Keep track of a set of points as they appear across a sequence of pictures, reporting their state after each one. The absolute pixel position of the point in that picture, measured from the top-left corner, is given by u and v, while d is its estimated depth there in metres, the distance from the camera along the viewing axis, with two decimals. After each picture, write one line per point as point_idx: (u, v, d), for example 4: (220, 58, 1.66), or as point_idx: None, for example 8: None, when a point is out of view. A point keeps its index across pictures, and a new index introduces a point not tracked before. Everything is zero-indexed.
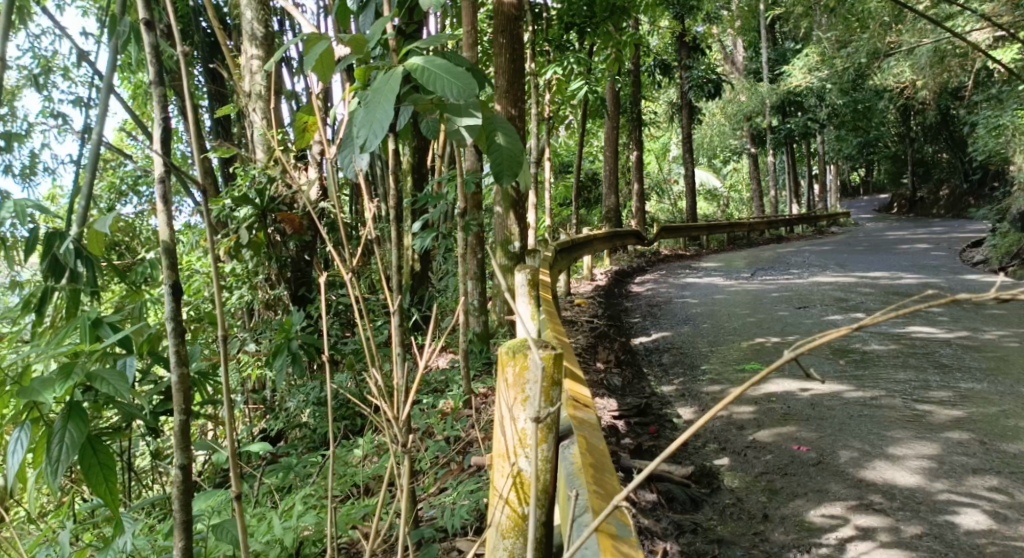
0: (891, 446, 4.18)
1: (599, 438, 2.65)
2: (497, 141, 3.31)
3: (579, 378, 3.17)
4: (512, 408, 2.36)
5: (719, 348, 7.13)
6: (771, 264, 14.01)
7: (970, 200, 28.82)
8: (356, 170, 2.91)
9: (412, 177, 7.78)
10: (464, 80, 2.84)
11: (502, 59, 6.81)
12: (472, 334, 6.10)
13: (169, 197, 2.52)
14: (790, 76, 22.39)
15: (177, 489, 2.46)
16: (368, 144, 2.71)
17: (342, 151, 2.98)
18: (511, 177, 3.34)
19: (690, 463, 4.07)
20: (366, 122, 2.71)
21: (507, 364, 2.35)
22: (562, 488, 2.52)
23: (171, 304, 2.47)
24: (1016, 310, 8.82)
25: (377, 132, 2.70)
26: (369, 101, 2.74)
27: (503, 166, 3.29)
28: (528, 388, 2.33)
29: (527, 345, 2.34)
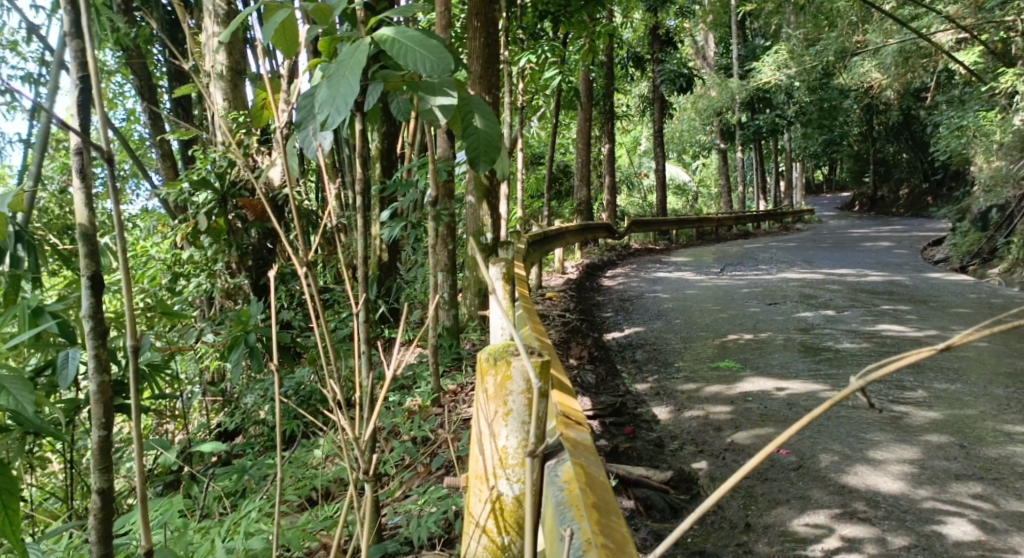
0: (871, 449, 4.05)
1: (596, 461, 2.31)
2: (474, 123, 3.12)
3: (567, 388, 2.80)
4: (494, 422, 2.34)
5: (693, 345, 7.01)
6: (740, 260, 13.96)
7: (928, 200, 29.18)
8: (318, 150, 2.68)
9: (381, 164, 7.56)
10: (438, 54, 2.64)
11: (477, 42, 6.60)
12: (442, 329, 5.89)
13: (87, 173, 2.29)
14: (759, 72, 22.44)
15: (96, 515, 2.33)
16: (330, 122, 2.50)
17: (303, 127, 2.74)
18: (488, 163, 3.12)
19: (668, 467, 3.93)
20: (328, 98, 2.50)
21: (489, 373, 2.35)
22: (551, 524, 2.16)
23: (89, 300, 2.28)
24: (982, 309, 8.83)
25: (340, 109, 2.49)
26: (332, 74, 2.53)
27: (481, 151, 3.08)
28: (510, 399, 2.30)
29: (510, 355, 2.32)
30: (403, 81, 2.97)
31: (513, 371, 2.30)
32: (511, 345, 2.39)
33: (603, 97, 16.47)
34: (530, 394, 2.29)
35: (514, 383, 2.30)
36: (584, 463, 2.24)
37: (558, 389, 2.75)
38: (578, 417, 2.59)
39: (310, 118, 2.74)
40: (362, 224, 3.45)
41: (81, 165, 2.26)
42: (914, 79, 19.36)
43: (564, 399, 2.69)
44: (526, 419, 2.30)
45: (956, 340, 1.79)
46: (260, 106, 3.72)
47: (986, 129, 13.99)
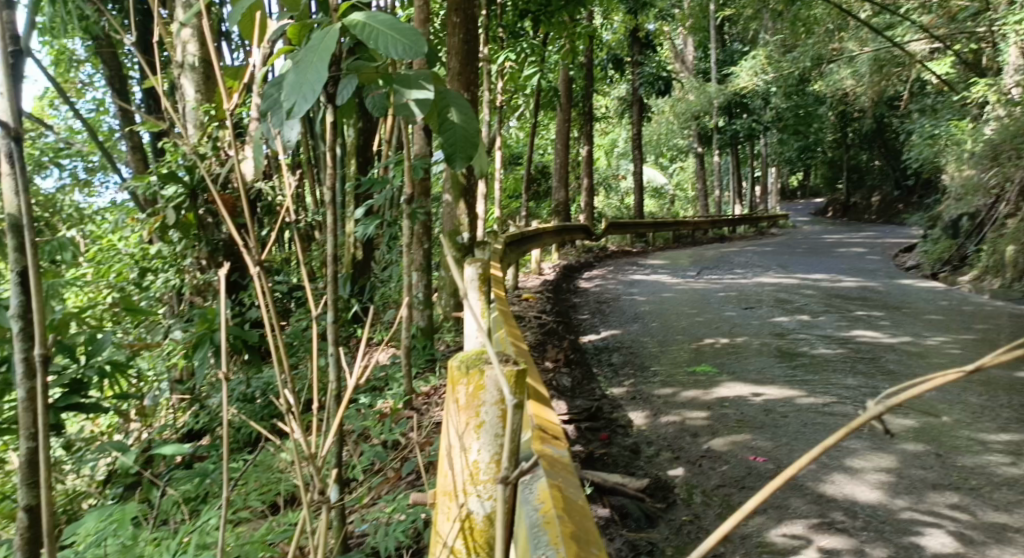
0: (848, 458, 4.01)
1: (574, 480, 2.25)
2: (450, 117, 3.03)
3: (543, 401, 2.72)
4: (464, 434, 2.25)
5: (669, 349, 6.96)
6: (716, 264, 13.98)
7: (901, 207, 29.51)
8: (285, 143, 2.55)
9: (357, 161, 7.49)
10: (410, 37, 2.54)
11: (456, 39, 6.52)
12: (416, 330, 5.79)
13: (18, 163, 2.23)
14: (737, 77, 22.51)
15: (24, 527, 2.41)
16: (297, 110, 2.39)
17: (268, 116, 2.60)
18: (463, 161, 3.08)
19: (645, 475, 3.86)
20: (294, 85, 2.40)
21: (460, 382, 2.26)
22: (524, 545, 2.08)
23: (23, 301, 2.28)
24: (955, 316, 8.87)
25: (308, 97, 2.38)
26: (300, 61, 2.43)
27: (457, 147, 3.02)
28: (483, 410, 2.19)
29: (482, 362, 2.25)
30: (376, 71, 2.81)
31: (486, 380, 2.21)
32: (484, 353, 2.32)
33: (581, 98, 16.46)
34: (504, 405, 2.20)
35: (487, 392, 2.20)
36: (560, 484, 2.19)
37: (533, 401, 2.67)
38: (555, 431, 2.51)
39: (277, 107, 2.59)
40: (331, 219, 3.29)
41: (10, 149, 2.18)
42: (888, 88, 19.55)
43: (539, 411, 2.60)
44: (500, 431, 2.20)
45: (990, 362, 1.63)
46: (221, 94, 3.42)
47: (959, 137, 14.14)
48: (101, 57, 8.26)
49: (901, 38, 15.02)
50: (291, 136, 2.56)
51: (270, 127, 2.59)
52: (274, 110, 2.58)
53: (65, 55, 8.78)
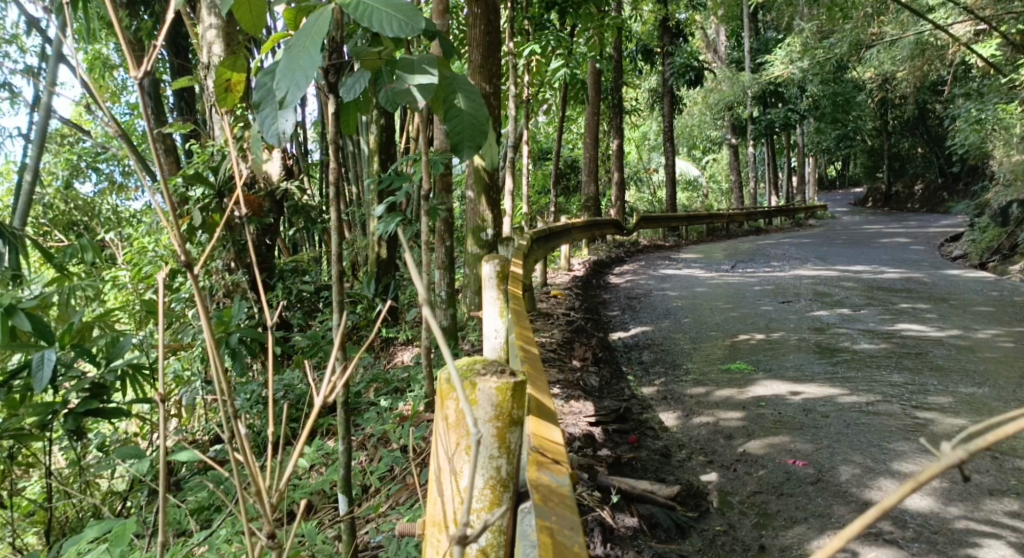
0: (896, 461, 3.76)
1: (573, 517, 2.13)
2: (457, 104, 2.84)
3: (551, 420, 2.58)
4: (455, 456, 2.14)
5: (703, 346, 6.72)
6: (751, 257, 13.65)
7: (944, 196, 28.75)
8: (279, 134, 2.43)
9: (380, 158, 7.35)
10: (408, 14, 2.40)
11: (477, 30, 6.34)
12: (439, 329, 5.64)
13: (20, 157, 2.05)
14: (770, 66, 22.05)
15: None
16: (289, 99, 2.28)
17: (261, 106, 2.45)
18: (472, 149, 2.83)
19: (676, 481, 3.66)
20: (285, 71, 2.27)
21: (449, 395, 2.14)
22: None
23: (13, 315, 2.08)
24: (1005, 308, 8.50)
25: (301, 83, 2.26)
26: (292, 46, 2.28)
27: (463, 133, 2.80)
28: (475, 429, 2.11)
29: (474, 376, 2.12)
30: (380, 57, 2.85)
31: (479, 396, 2.11)
32: (477, 363, 2.18)
33: (611, 90, 16.19)
34: (496, 423, 2.12)
35: (480, 411, 2.11)
36: (554, 526, 2.06)
37: (537, 420, 2.53)
38: (557, 452, 2.39)
39: (270, 97, 2.46)
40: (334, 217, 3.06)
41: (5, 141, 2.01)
42: (928, 74, 18.98)
43: (539, 427, 2.48)
44: (492, 452, 2.14)
45: None
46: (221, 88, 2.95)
47: (1006, 122, 13.66)
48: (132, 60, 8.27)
49: (943, 23, 14.63)
50: (286, 127, 2.46)
51: (264, 119, 2.46)
52: (267, 101, 2.45)
53: (96, 59, 8.81)
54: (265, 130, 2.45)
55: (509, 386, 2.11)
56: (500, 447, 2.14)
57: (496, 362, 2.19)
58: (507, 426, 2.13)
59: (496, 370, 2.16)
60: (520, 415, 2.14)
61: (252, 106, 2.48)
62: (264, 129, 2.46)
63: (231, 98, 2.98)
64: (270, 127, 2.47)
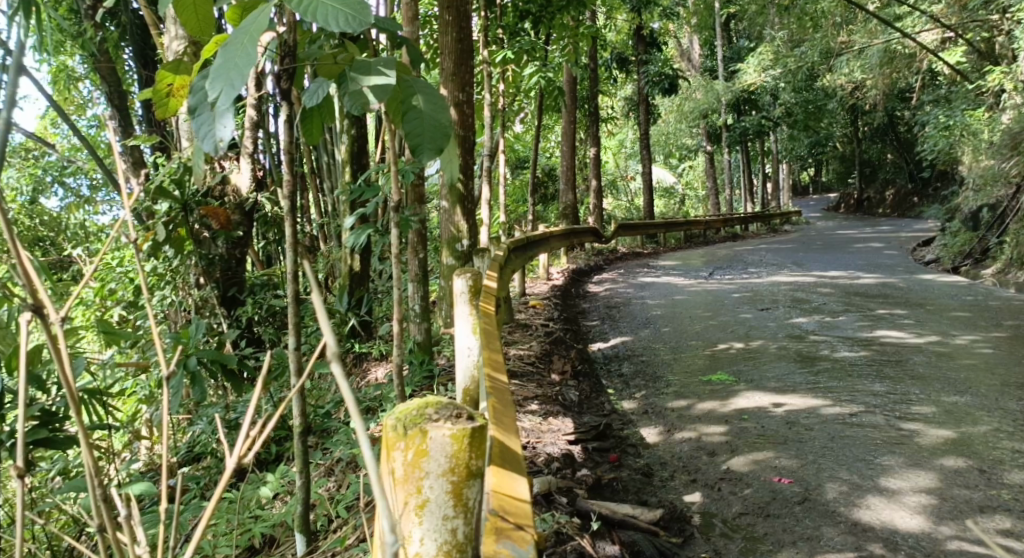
0: (884, 477, 3.64)
1: None
2: (416, 105, 2.69)
3: (519, 463, 2.41)
4: (402, 517, 1.99)
5: (683, 356, 6.61)
6: (729, 263, 13.58)
7: (915, 201, 29.11)
8: (220, 141, 2.32)
9: (351, 168, 7.18)
10: (355, 8, 2.25)
11: (448, 37, 6.20)
12: (413, 345, 5.49)
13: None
14: (743, 73, 22.11)
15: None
16: (220, 100, 2.12)
17: (197, 114, 2.35)
18: (433, 151, 2.65)
19: (658, 503, 3.51)
20: (218, 72, 2.12)
21: (396, 444, 1.98)
22: None
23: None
24: (982, 312, 8.49)
25: (236, 84, 2.12)
26: (226, 43, 2.14)
27: (420, 130, 2.64)
28: (426, 485, 1.97)
29: (423, 424, 1.97)
30: (337, 61, 2.71)
31: (428, 445, 1.96)
32: (427, 406, 2.02)
33: (586, 98, 16.14)
34: (451, 478, 1.98)
35: (431, 462, 1.97)
36: None
37: (500, 468, 2.29)
38: (521, 513, 2.10)
39: (206, 102, 2.37)
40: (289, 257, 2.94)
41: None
42: (898, 80, 19.11)
43: (502, 482, 2.21)
44: (447, 512, 1.99)
45: None
46: (165, 97, 2.80)
47: (975, 127, 13.81)
48: (100, 73, 8.12)
49: (911, 30, 14.81)
50: (225, 132, 2.35)
51: (200, 125, 2.36)
52: (203, 107, 2.35)
53: (63, 73, 8.64)
54: (201, 138, 2.35)
55: (465, 433, 1.97)
56: (457, 505, 1.99)
57: (449, 405, 2.04)
58: (463, 480, 1.99)
59: (451, 415, 2.02)
60: (478, 466, 2.00)
61: (188, 113, 2.38)
62: (201, 135, 2.35)
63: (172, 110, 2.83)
64: (207, 135, 2.35)
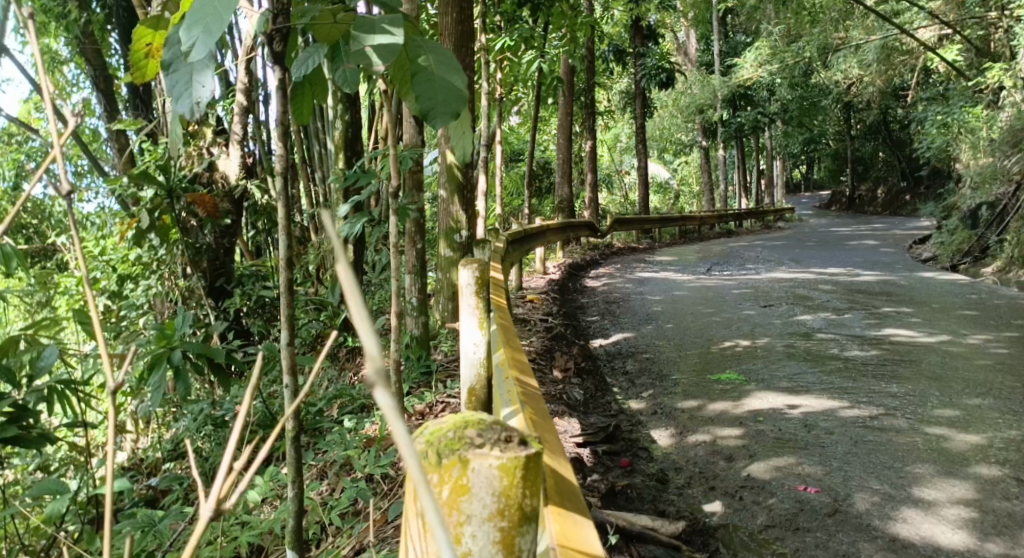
0: (917, 487, 3.41)
1: None
2: (424, 65, 2.43)
3: (581, 509, 2.07)
4: None
5: (689, 354, 6.36)
6: (726, 259, 13.33)
7: (907, 199, 29.00)
8: (199, 101, 2.15)
9: (345, 156, 6.87)
10: None
11: (449, 19, 5.93)
12: (408, 339, 5.22)
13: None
14: (740, 68, 21.85)
15: None
16: (196, 49, 1.93)
17: (172, 73, 2.16)
18: (446, 117, 2.40)
19: (677, 514, 3.26)
20: (195, 19, 1.94)
21: (429, 478, 1.58)
22: None
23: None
24: (990, 311, 8.27)
25: (213, 29, 1.93)
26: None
27: (430, 95, 2.39)
28: (467, 532, 1.58)
29: (461, 455, 1.57)
30: (335, 20, 2.43)
31: (469, 481, 1.56)
32: (467, 426, 1.61)
33: (583, 90, 15.85)
34: (500, 522, 1.59)
35: (473, 502, 1.57)
36: None
37: (563, 517, 1.96)
38: None
39: (181, 59, 2.17)
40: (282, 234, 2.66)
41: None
42: (896, 77, 18.91)
43: (565, 530, 1.91)
44: None
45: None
46: (140, 56, 2.53)
47: (972, 124, 13.64)
48: (84, 55, 7.82)
49: (909, 26, 14.61)
50: (203, 93, 2.17)
51: (175, 85, 2.16)
52: (178, 64, 2.16)
53: (46, 54, 8.33)
54: (176, 99, 2.16)
55: (518, 464, 1.56)
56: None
57: (497, 424, 1.63)
58: (515, 526, 1.59)
59: (499, 437, 1.60)
60: (532, 507, 1.60)
61: (162, 71, 2.19)
62: (176, 96, 2.16)
63: (146, 73, 2.58)
64: (183, 96, 2.16)
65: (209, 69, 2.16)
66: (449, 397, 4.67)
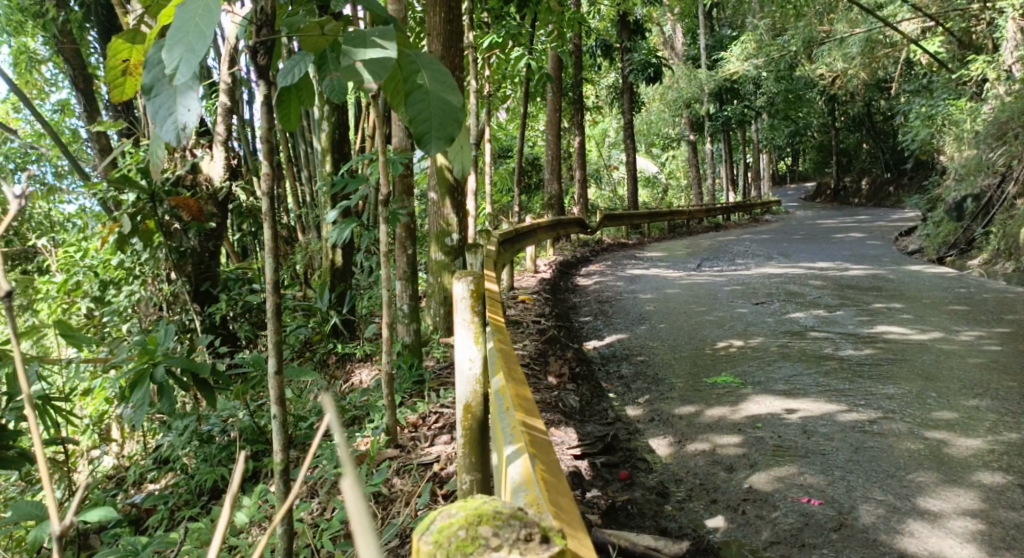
0: (921, 498, 3.35)
1: None
2: (420, 83, 2.42)
3: None
4: None
5: (683, 356, 6.30)
6: (716, 254, 13.27)
7: (892, 190, 29.05)
8: (184, 125, 2.15)
9: (332, 158, 6.72)
10: None
11: (437, 18, 5.81)
12: (399, 347, 5.11)
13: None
14: (727, 61, 21.79)
15: None
16: (181, 69, 1.96)
17: (154, 96, 2.17)
18: (443, 139, 2.41)
19: (679, 531, 3.20)
20: (178, 38, 1.98)
21: None
22: None
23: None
24: (981, 306, 8.24)
25: (197, 48, 1.97)
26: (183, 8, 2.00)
27: (427, 114, 2.40)
28: None
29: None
30: (323, 31, 2.37)
31: None
32: (484, 527, 1.78)
33: (570, 85, 15.73)
34: None
35: None
36: None
37: None
38: None
39: (163, 82, 2.18)
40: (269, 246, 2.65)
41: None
42: (881, 69, 18.89)
43: None
44: None
45: None
46: (118, 73, 2.62)
47: (958, 116, 13.61)
48: (63, 55, 7.65)
49: (893, 19, 14.57)
50: (188, 118, 2.17)
51: (159, 110, 2.16)
52: (160, 87, 2.16)
53: (26, 55, 8.16)
54: (160, 124, 2.15)
55: None
56: None
57: (513, 520, 1.80)
58: None
59: (516, 538, 1.77)
60: None
61: (145, 95, 2.19)
62: (160, 122, 2.16)
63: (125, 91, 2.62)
64: (167, 120, 2.16)
65: (192, 90, 2.15)
66: (442, 406, 4.59)
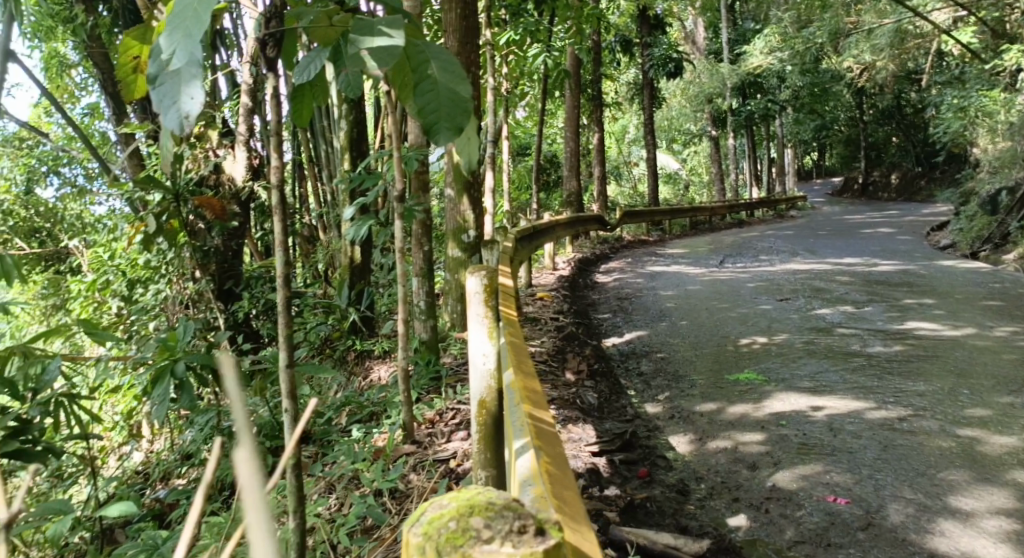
0: (953, 497, 3.25)
1: None
2: (430, 73, 2.35)
3: None
4: None
5: (705, 352, 6.19)
6: (739, 250, 13.11)
7: (921, 184, 28.61)
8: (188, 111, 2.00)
9: (350, 156, 6.69)
10: None
11: (454, 14, 5.74)
12: (417, 344, 5.06)
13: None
14: (750, 56, 21.58)
15: None
16: (177, 56, 1.98)
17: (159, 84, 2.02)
18: (452, 131, 2.39)
19: (699, 530, 3.12)
20: (176, 26, 1.99)
21: None
22: None
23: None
24: (1014, 301, 8.05)
25: (193, 34, 1.98)
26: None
27: (438, 104, 2.35)
28: None
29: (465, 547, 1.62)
30: (332, 22, 2.35)
31: None
32: (473, 515, 1.67)
33: (590, 82, 15.63)
34: None
35: None
36: None
37: None
38: None
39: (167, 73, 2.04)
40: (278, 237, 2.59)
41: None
42: (908, 61, 18.59)
43: None
44: None
45: None
46: (129, 69, 2.68)
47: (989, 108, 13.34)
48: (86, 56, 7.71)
49: (922, 10, 14.32)
50: (191, 106, 2.02)
51: (162, 99, 2.02)
52: (165, 76, 2.03)
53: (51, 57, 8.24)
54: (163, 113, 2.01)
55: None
56: None
57: (506, 511, 1.68)
58: None
59: (510, 530, 1.64)
60: None
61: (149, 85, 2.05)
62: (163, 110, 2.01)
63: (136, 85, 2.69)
64: (170, 109, 2.02)
65: (194, 80, 2.01)
66: (460, 403, 4.53)
